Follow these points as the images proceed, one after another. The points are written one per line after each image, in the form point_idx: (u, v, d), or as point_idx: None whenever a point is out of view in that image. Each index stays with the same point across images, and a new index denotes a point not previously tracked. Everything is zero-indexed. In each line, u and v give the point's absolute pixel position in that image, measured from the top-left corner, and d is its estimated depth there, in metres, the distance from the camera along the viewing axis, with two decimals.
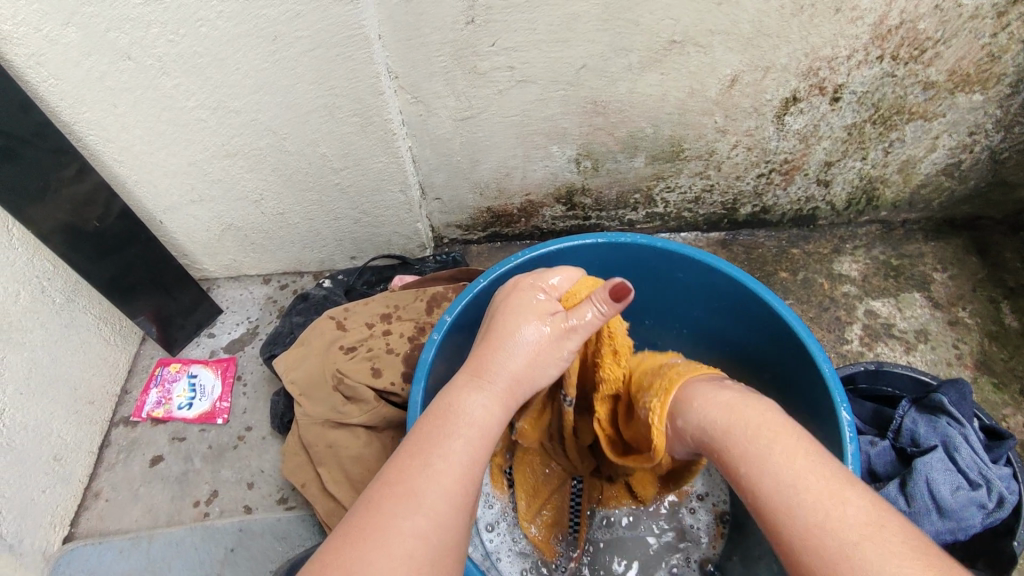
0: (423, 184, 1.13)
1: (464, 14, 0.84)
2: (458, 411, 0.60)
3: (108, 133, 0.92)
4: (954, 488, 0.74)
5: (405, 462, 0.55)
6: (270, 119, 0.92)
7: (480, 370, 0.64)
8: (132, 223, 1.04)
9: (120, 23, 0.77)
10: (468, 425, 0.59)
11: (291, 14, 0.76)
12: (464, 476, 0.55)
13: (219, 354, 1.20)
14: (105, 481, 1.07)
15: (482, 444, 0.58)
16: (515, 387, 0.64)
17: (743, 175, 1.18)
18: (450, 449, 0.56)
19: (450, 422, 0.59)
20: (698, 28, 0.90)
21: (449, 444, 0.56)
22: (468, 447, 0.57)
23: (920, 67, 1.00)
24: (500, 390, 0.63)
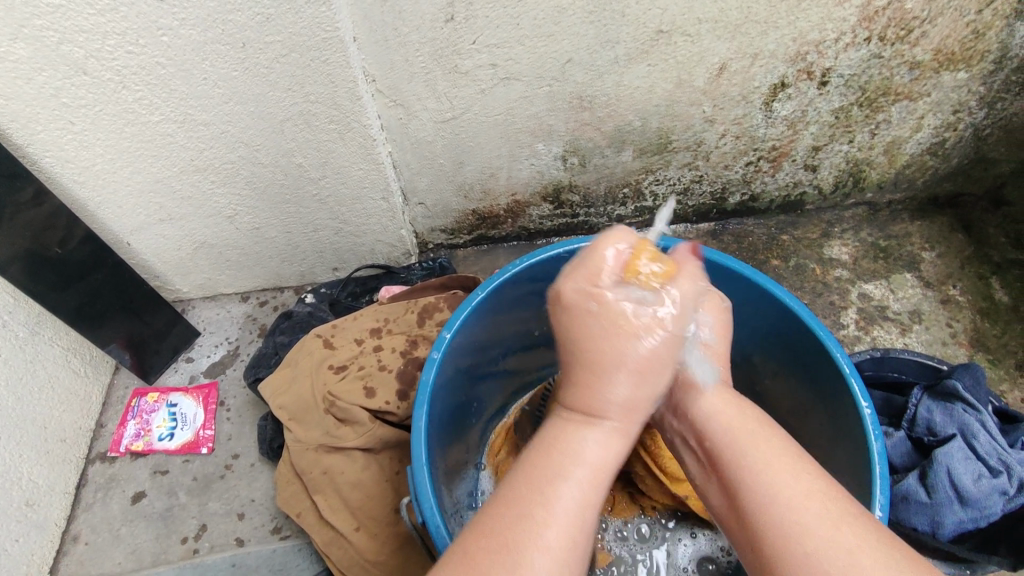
0: (406, 189, 1.09)
1: (445, 10, 0.80)
2: (571, 456, 0.51)
3: (66, 154, 0.85)
4: (976, 476, 0.73)
5: (510, 520, 0.47)
6: (242, 130, 0.86)
7: (584, 405, 0.54)
8: (97, 248, 0.98)
9: (74, 34, 0.70)
10: (579, 468, 0.51)
11: (262, 18, 0.71)
12: (586, 521, 0.49)
13: (199, 379, 1.14)
14: (84, 523, 1.00)
15: (602, 486, 0.51)
16: (632, 410, 0.55)
17: (731, 164, 1.16)
18: (563, 498, 0.49)
19: (559, 464, 0.51)
20: (686, 16, 0.87)
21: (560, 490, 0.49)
22: (584, 492, 0.50)
23: (906, 47, 0.99)
24: (616, 424, 0.54)
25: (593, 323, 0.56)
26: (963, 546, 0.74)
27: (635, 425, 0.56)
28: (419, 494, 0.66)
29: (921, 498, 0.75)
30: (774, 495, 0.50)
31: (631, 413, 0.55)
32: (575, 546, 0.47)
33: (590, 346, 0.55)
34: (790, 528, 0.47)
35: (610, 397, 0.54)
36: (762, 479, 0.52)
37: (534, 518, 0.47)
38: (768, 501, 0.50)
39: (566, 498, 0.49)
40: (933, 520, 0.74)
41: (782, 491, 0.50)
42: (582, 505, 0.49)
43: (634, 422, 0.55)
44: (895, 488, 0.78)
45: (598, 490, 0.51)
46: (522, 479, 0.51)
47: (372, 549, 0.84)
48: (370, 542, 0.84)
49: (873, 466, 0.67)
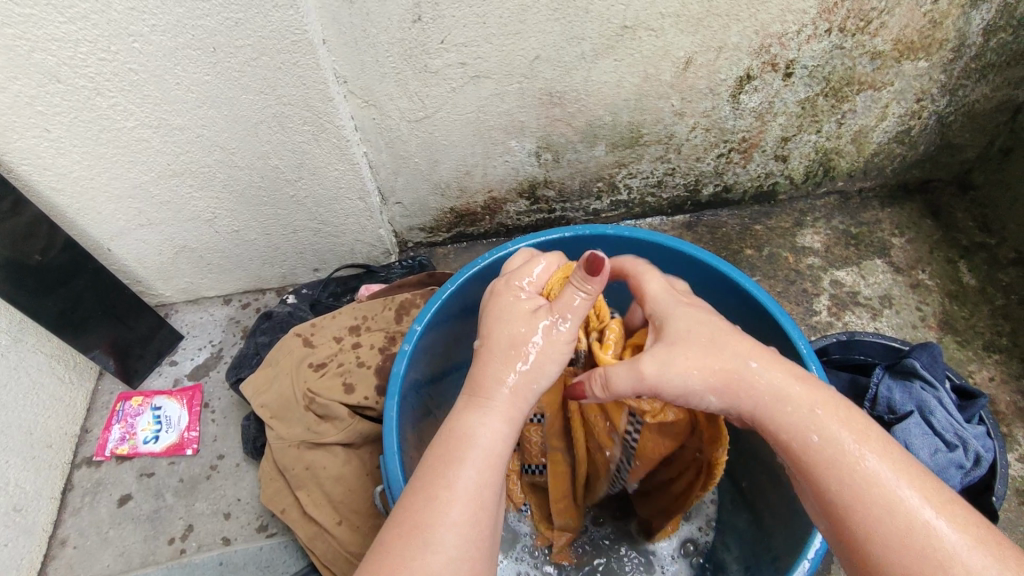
0: (383, 189, 1.10)
1: (411, 11, 0.81)
2: (464, 436, 0.55)
3: (43, 161, 0.86)
4: (934, 450, 0.76)
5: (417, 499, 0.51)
6: (216, 133, 0.88)
7: (482, 385, 0.58)
8: (77, 254, 0.99)
9: (45, 42, 0.72)
10: (478, 450, 0.54)
11: (231, 23, 0.72)
12: (482, 495, 0.52)
13: (183, 382, 1.15)
14: (71, 527, 1.01)
15: (500, 461, 0.55)
16: (518, 392, 0.58)
17: (703, 156, 1.18)
18: (463, 477, 0.52)
19: (459, 448, 0.54)
20: (649, 12, 0.89)
21: (464, 469, 0.53)
22: (483, 474, 0.53)
23: (866, 37, 1.01)
24: (502, 406, 0.57)
25: (504, 322, 0.61)
26: None
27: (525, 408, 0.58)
28: (390, 479, 0.68)
29: None
30: (883, 495, 0.48)
31: (518, 393, 0.58)
32: (473, 512, 0.51)
33: (494, 344, 0.60)
34: (897, 530, 0.47)
35: (501, 384, 0.58)
36: (842, 474, 0.50)
37: (440, 498, 0.51)
38: (862, 496, 0.49)
39: (467, 479, 0.52)
40: None
41: (890, 498, 0.48)
42: (481, 483, 0.52)
43: (523, 405, 0.58)
44: None
45: (495, 467, 0.54)
46: (432, 459, 0.54)
47: (355, 542, 0.86)
48: (353, 535, 0.86)
49: None
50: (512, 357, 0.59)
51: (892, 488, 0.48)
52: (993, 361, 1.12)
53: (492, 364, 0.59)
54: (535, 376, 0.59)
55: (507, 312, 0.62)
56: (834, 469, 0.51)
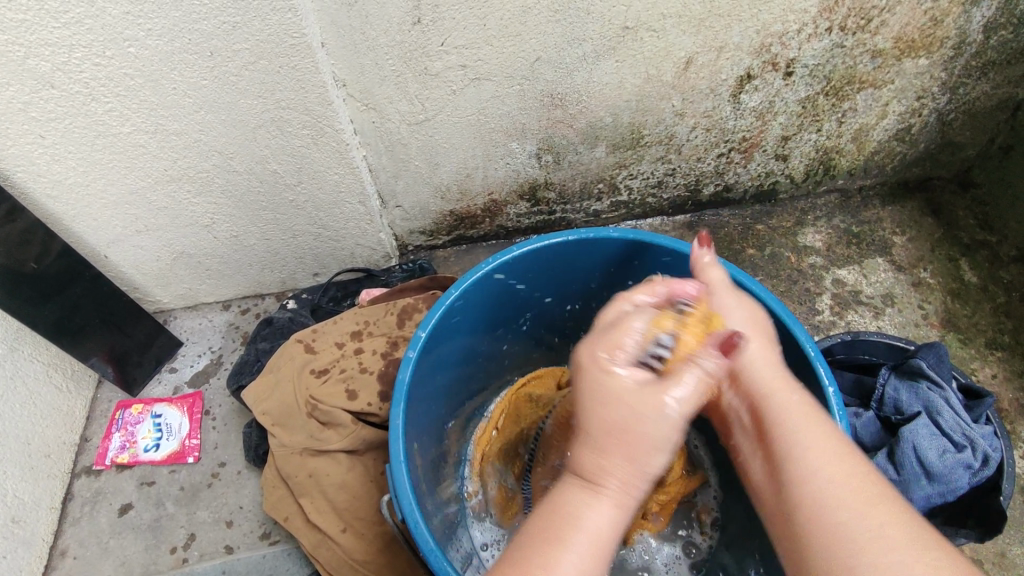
0: (383, 193, 1.09)
1: (411, 13, 0.81)
2: (574, 521, 0.50)
3: (38, 168, 0.85)
4: (941, 452, 0.76)
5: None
6: (214, 138, 0.87)
7: (589, 467, 0.52)
8: (73, 262, 0.98)
9: (40, 48, 0.71)
10: (580, 536, 0.49)
11: (229, 27, 0.72)
12: (595, 567, 0.49)
13: (183, 389, 1.14)
14: (71, 537, 1.00)
15: (608, 548, 0.50)
16: (629, 484, 0.51)
17: (704, 156, 1.18)
18: (565, 562, 0.48)
19: (562, 527, 0.50)
20: (650, 12, 0.89)
21: (565, 554, 0.49)
22: (591, 550, 0.49)
23: (867, 36, 1.01)
24: (615, 491, 0.51)
25: (602, 397, 0.53)
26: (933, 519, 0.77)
27: (637, 493, 0.51)
28: (398, 490, 0.67)
29: (889, 476, 0.78)
30: (811, 474, 0.54)
31: (630, 485, 0.51)
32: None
33: (590, 426, 0.52)
34: (829, 514, 0.51)
35: (608, 469, 0.51)
36: (790, 457, 0.57)
37: (532, 566, 0.49)
38: (806, 486, 0.54)
39: (569, 564, 0.48)
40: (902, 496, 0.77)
41: (814, 474, 0.54)
42: (584, 571, 0.48)
43: (636, 492, 0.51)
44: None
45: (602, 556, 0.50)
46: (519, 547, 0.50)
47: (360, 549, 0.85)
48: (358, 542, 0.85)
49: None
50: (624, 438, 0.51)
51: (828, 480, 0.53)
52: (996, 358, 1.12)
53: (604, 454, 0.51)
54: (650, 463, 0.51)
55: (598, 391, 0.53)
56: (795, 452, 0.57)
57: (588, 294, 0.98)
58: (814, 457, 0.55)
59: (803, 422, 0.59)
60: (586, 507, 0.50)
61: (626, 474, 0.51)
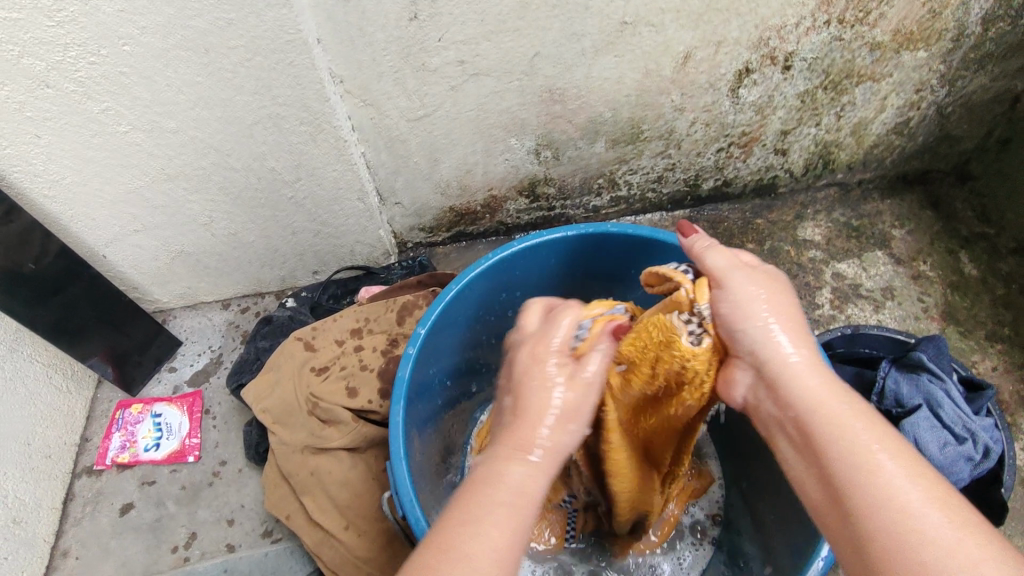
0: (382, 190, 1.09)
1: (408, 9, 0.80)
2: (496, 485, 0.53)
3: (35, 168, 0.85)
4: (942, 445, 0.76)
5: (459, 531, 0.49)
6: (212, 136, 0.87)
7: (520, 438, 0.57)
8: (72, 262, 0.97)
9: (35, 46, 0.70)
10: (509, 494, 0.52)
11: (225, 23, 0.71)
12: (519, 538, 0.49)
13: (183, 388, 1.14)
14: (73, 538, 1.00)
15: (533, 509, 0.52)
16: (554, 451, 0.57)
17: (703, 151, 1.18)
18: (494, 520, 0.50)
19: (488, 492, 0.52)
20: (648, 7, 0.88)
21: (495, 517, 0.50)
22: (515, 515, 0.50)
23: (866, 28, 1.00)
24: (547, 462, 0.56)
25: (532, 371, 0.62)
26: None
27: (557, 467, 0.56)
28: (399, 487, 0.67)
29: None
30: (869, 470, 0.49)
31: (554, 452, 0.57)
32: (512, 561, 0.48)
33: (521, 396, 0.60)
34: (889, 506, 0.47)
35: (537, 436, 0.57)
36: (838, 442, 0.52)
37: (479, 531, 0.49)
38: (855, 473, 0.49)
39: (492, 530, 0.49)
40: None
41: (873, 465, 0.49)
42: (510, 531, 0.49)
43: (557, 464, 0.56)
44: None
45: (524, 522, 0.50)
46: (464, 497, 0.52)
47: (362, 547, 0.85)
48: (359, 540, 0.85)
49: None
50: (538, 411, 0.58)
51: (876, 465, 0.49)
52: (996, 350, 1.12)
53: (526, 415, 0.58)
54: (563, 432, 0.58)
55: (533, 371, 0.62)
56: (835, 446, 0.52)
57: (588, 290, 0.98)
58: (864, 441, 0.51)
59: (846, 416, 0.53)
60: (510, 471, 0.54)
61: (549, 439, 0.57)
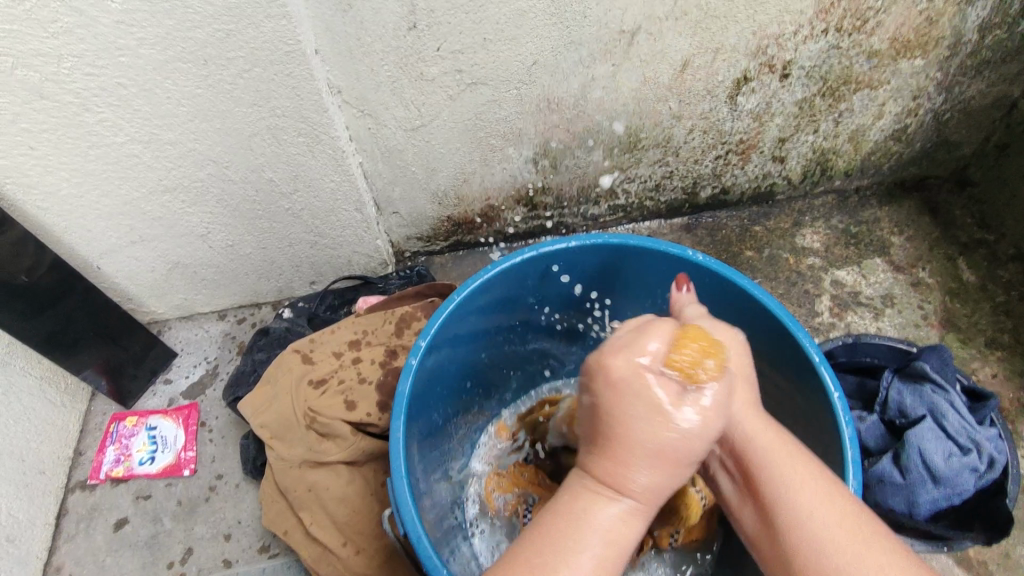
0: (379, 200, 1.08)
1: (406, 19, 0.80)
2: (586, 526, 0.49)
3: (27, 179, 0.83)
4: (946, 455, 0.77)
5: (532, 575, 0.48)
6: (208, 147, 0.86)
7: (607, 477, 0.50)
8: (65, 273, 0.96)
9: (28, 58, 0.69)
10: (647, 452, 0.48)
11: (221, 34, 0.71)
12: (608, 573, 0.48)
13: (179, 401, 1.13)
14: (66, 555, 0.99)
15: (620, 555, 0.49)
16: (655, 494, 0.49)
17: (701, 158, 1.17)
18: (582, 563, 0.48)
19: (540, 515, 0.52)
20: (647, 16, 0.88)
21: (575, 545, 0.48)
22: (598, 563, 0.48)
23: (864, 37, 1.00)
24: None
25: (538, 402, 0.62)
26: (936, 524, 0.77)
27: (660, 490, 0.49)
28: (401, 505, 0.66)
29: (895, 480, 0.78)
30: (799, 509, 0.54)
31: (653, 494, 0.49)
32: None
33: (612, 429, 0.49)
34: (817, 542, 0.51)
35: (637, 478, 0.49)
36: (783, 490, 0.56)
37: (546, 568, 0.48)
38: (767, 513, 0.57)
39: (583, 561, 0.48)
40: (908, 501, 0.78)
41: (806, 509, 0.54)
42: (600, 562, 0.48)
43: (660, 484, 0.49)
44: (870, 472, 0.80)
45: (615, 554, 0.49)
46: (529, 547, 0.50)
47: (361, 564, 0.84)
48: (359, 557, 0.84)
49: (845, 452, 0.68)
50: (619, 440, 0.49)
51: (812, 516, 0.53)
52: (996, 358, 1.11)
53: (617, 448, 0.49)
54: (668, 466, 0.49)
55: (632, 396, 0.49)
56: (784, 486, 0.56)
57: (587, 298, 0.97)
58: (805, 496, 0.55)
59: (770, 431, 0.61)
60: (596, 509, 0.49)
61: (645, 485, 0.49)
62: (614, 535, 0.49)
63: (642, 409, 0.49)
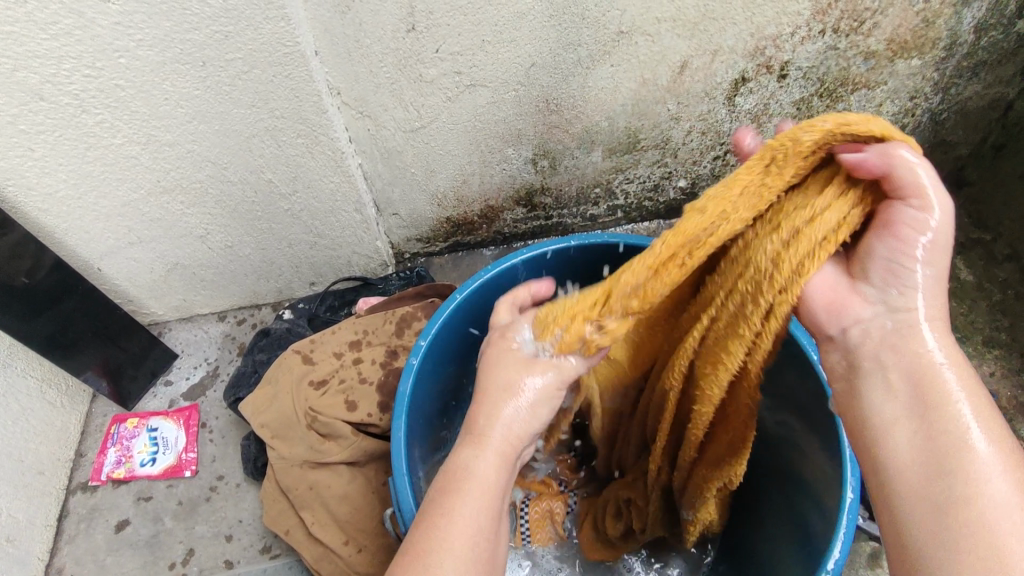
0: (379, 200, 1.09)
1: (405, 21, 0.80)
2: (465, 469, 0.55)
3: (27, 181, 0.84)
4: None
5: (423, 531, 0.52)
6: (208, 148, 0.86)
7: (475, 425, 0.58)
8: (65, 275, 0.96)
9: (29, 60, 0.70)
10: (505, 416, 0.59)
11: (221, 36, 0.71)
12: (484, 526, 0.53)
13: (179, 402, 1.13)
14: (67, 556, 0.99)
15: (495, 497, 0.55)
16: (514, 437, 0.58)
17: (699, 159, 1.18)
18: (464, 509, 0.53)
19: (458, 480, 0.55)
20: (644, 17, 0.89)
21: (462, 503, 0.53)
22: (479, 506, 0.53)
23: (860, 37, 1.01)
24: (498, 442, 0.58)
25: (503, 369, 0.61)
26: None
27: (519, 441, 0.59)
28: (402, 503, 0.66)
29: None
30: (971, 480, 0.42)
31: (514, 436, 0.58)
32: (484, 546, 0.52)
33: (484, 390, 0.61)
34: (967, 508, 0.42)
35: (482, 450, 0.57)
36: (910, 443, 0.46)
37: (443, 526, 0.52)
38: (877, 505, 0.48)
39: (466, 509, 0.53)
40: None
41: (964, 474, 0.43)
42: (479, 512, 0.53)
43: (518, 438, 0.59)
44: None
45: (492, 506, 0.54)
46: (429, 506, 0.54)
47: (362, 562, 0.85)
48: (360, 555, 0.85)
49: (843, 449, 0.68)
50: (500, 392, 0.60)
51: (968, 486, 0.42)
52: (993, 356, 1.12)
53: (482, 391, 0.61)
54: (533, 419, 0.60)
55: (506, 359, 0.62)
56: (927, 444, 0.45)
57: None
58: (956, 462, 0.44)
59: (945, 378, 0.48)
60: (470, 455, 0.56)
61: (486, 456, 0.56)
62: (488, 478, 0.55)
63: (501, 372, 0.61)
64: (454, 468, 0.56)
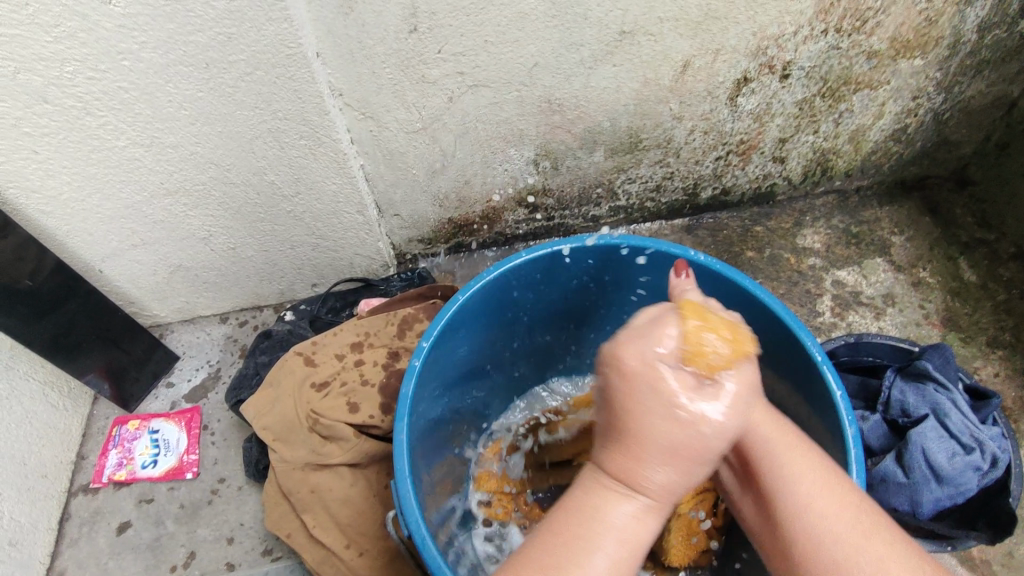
0: (381, 202, 1.08)
1: (407, 21, 0.80)
2: (602, 520, 0.50)
3: (29, 184, 0.83)
4: (950, 455, 0.77)
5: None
6: (209, 150, 0.86)
7: (624, 473, 0.51)
8: (67, 278, 0.96)
9: (31, 62, 0.69)
10: (659, 447, 0.49)
11: (223, 37, 0.71)
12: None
13: (181, 404, 1.13)
14: (69, 559, 0.98)
15: (635, 558, 0.50)
16: (670, 492, 0.51)
17: (702, 159, 1.17)
18: (595, 563, 0.48)
19: (592, 531, 0.50)
20: (647, 17, 0.88)
21: (592, 555, 0.49)
22: (615, 560, 0.49)
23: (864, 37, 1.01)
24: (654, 499, 0.51)
25: (658, 408, 0.50)
26: (940, 524, 0.77)
27: (678, 492, 0.52)
28: (404, 505, 0.66)
29: (899, 480, 0.78)
30: (840, 536, 0.53)
31: (668, 493, 0.51)
32: None
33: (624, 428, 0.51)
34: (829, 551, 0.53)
35: (653, 477, 0.50)
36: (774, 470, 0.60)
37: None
38: (805, 529, 0.55)
39: (597, 562, 0.49)
40: (911, 500, 0.78)
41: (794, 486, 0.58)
42: (611, 570, 0.49)
43: (678, 489, 0.51)
44: (873, 471, 0.81)
45: (629, 559, 0.50)
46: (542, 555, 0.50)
47: (364, 565, 0.84)
48: (361, 558, 0.85)
49: (848, 451, 0.67)
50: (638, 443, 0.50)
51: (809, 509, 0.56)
52: (997, 357, 1.12)
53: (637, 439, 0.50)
54: (688, 475, 0.51)
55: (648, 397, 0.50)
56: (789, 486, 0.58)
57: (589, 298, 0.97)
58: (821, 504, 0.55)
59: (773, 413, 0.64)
60: (617, 507, 0.50)
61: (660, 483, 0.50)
62: (629, 533, 0.50)
63: (655, 407, 0.50)
64: (597, 518, 0.50)
